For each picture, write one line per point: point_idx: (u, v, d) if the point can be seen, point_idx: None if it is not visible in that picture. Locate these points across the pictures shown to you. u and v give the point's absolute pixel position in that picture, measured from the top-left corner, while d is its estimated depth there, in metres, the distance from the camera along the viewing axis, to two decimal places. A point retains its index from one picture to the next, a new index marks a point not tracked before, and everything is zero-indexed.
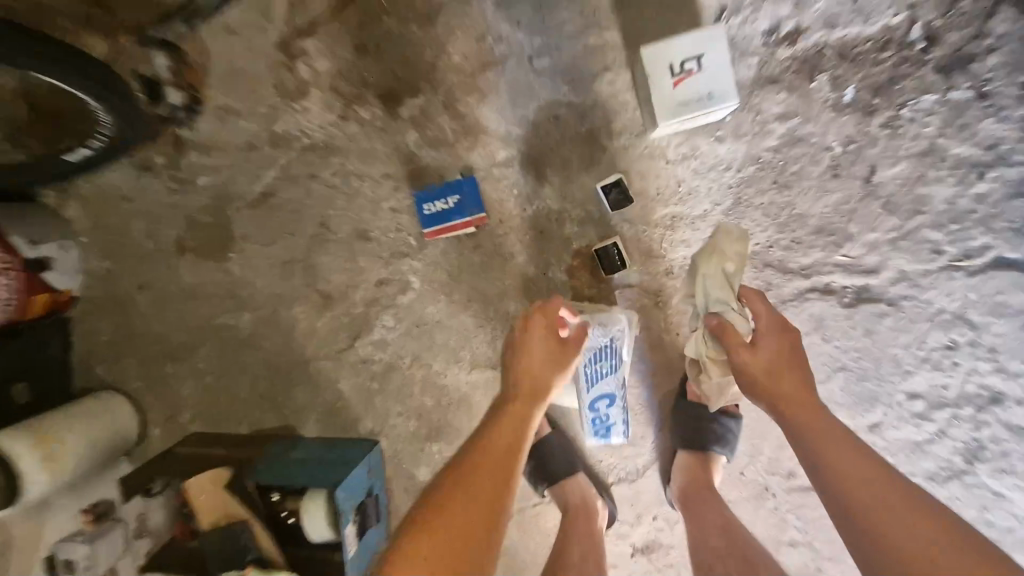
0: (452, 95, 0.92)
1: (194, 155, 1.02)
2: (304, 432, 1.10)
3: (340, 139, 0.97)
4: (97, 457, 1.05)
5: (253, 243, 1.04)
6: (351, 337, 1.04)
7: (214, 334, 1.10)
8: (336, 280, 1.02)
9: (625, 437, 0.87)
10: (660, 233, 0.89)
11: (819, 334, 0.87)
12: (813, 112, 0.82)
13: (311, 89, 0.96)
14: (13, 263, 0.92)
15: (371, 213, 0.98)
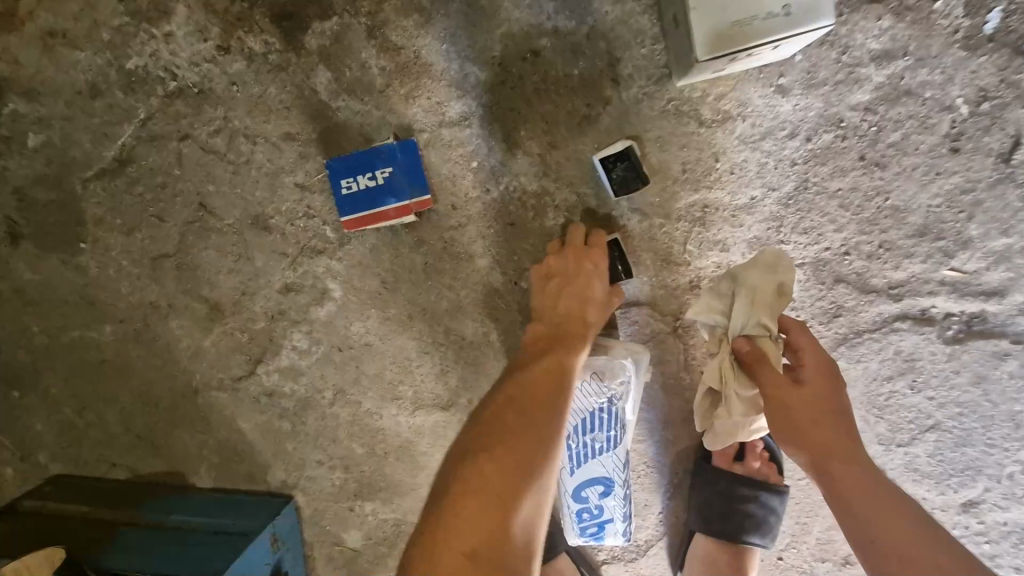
0: (381, 17, 0.62)
1: (15, 102, 0.71)
2: (196, 481, 0.83)
3: (223, 81, 0.66)
4: None
5: (109, 230, 0.74)
6: (250, 362, 0.75)
7: (68, 352, 0.81)
8: (226, 282, 0.73)
9: (624, 538, 0.64)
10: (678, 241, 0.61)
11: (907, 380, 0.61)
12: (929, 48, 0.54)
13: (175, 5, 0.65)
14: None
15: (270, 191, 0.68)
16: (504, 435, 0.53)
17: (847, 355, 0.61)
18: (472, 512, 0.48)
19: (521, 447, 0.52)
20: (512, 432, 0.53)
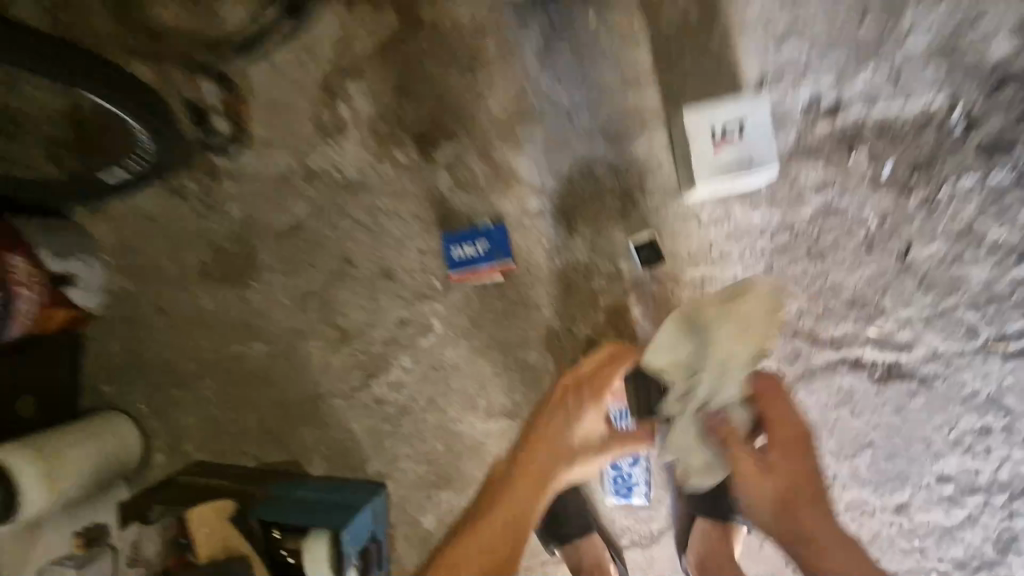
0: (488, 143, 0.93)
1: (227, 184, 1.03)
2: (308, 469, 1.07)
3: (374, 178, 0.97)
4: (94, 475, 1.05)
5: (274, 274, 1.03)
6: (365, 376, 1.02)
7: (227, 363, 1.08)
8: (356, 315, 1.01)
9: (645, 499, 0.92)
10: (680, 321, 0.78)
11: (848, 408, 0.84)
12: (849, 184, 0.81)
13: (348, 128, 0.97)
14: (37, 279, 0.97)
15: (397, 252, 0.98)
16: (518, 488, 0.85)
17: (805, 388, 0.85)
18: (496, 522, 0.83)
19: (529, 497, 0.83)
20: (523, 484, 0.84)
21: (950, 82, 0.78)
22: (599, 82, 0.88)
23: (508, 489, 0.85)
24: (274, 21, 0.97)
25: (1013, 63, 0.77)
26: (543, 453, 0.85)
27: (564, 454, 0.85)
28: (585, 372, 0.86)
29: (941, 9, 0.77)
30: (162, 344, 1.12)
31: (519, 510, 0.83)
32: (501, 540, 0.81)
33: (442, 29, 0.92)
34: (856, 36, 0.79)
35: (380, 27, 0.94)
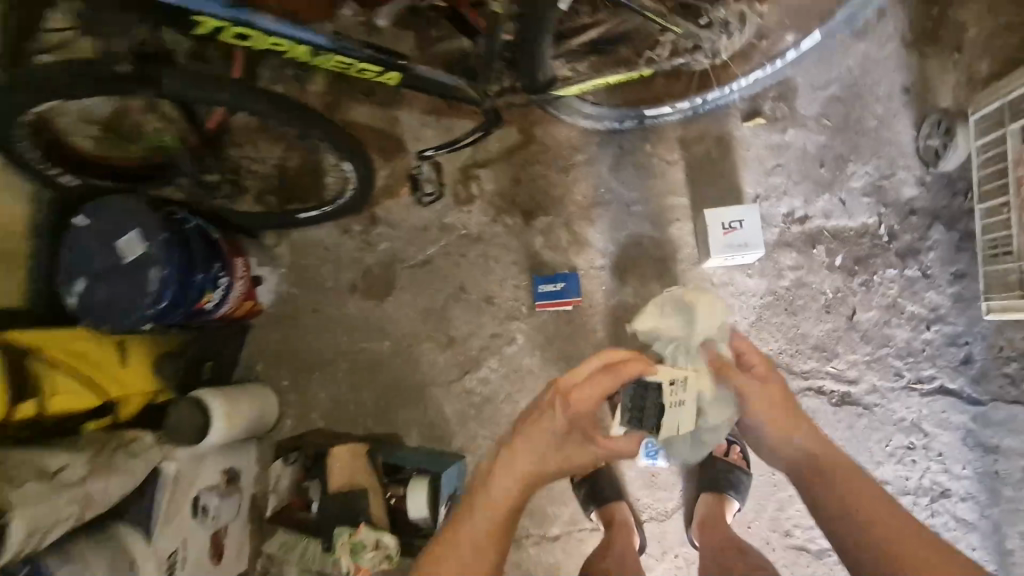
0: (570, 218, 1.37)
1: (382, 229, 1.47)
2: (406, 441, 1.41)
3: (488, 233, 1.40)
4: (247, 429, 1.41)
5: (406, 293, 1.45)
6: (462, 372, 1.40)
7: (357, 354, 1.47)
8: (462, 328, 1.41)
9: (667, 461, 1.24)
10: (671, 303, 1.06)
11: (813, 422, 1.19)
12: (814, 268, 1.22)
13: (475, 200, 1.41)
14: (245, 277, 1.40)
15: (497, 285, 1.39)
16: (504, 481, 0.87)
17: None
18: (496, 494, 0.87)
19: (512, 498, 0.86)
20: (503, 486, 0.86)
21: (877, 210, 1.21)
22: (650, 186, 1.33)
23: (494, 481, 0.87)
24: (434, 127, 1.46)
25: (918, 200, 1.20)
26: (521, 464, 0.87)
27: (547, 461, 0.88)
28: (582, 377, 0.91)
29: (871, 164, 1.22)
30: (309, 337, 1.51)
31: (502, 508, 0.86)
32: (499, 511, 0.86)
33: (546, 142, 1.38)
34: (817, 174, 1.24)
35: (505, 137, 1.38)
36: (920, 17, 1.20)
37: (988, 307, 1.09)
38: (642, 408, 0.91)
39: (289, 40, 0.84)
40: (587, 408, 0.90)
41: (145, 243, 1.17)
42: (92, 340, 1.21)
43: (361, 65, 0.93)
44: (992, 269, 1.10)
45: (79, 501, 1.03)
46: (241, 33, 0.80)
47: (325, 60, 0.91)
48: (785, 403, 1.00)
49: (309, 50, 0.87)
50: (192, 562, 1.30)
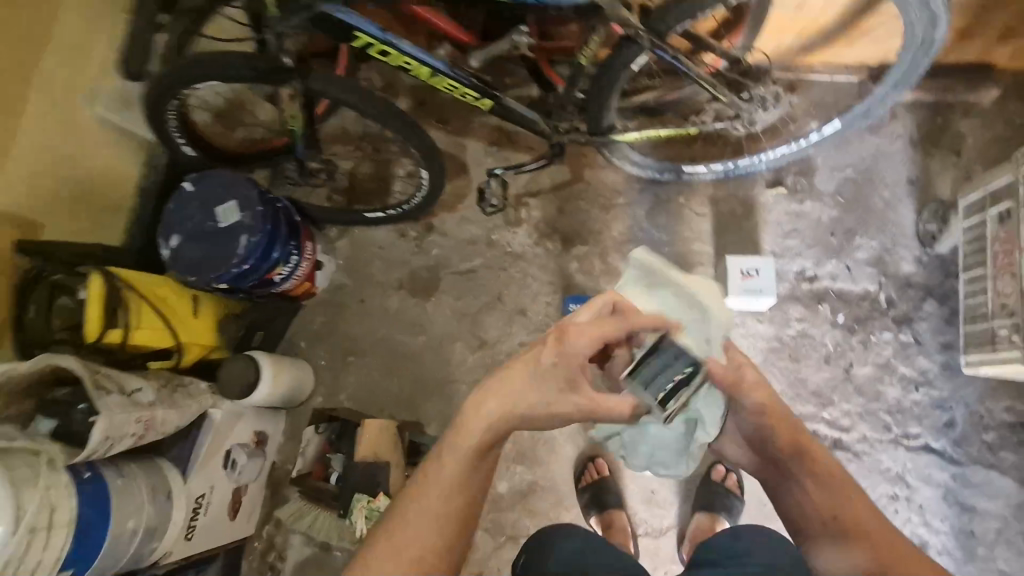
0: (605, 251, 1.54)
1: (436, 237, 1.62)
2: (426, 431, 1.52)
3: (530, 253, 1.57)
4: (284, 397, 1.51)
5: (448, 296, 1.59)
6: (488, 374, 1.53)
7: (392, 345, 1.59)
8: (494, 334, 1.55)
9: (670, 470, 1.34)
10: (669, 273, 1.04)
11: None
12: (818, 322, 1.37)
13: (523, 223, 1.58)
14: (310, 260, 1.55)
15: (532, 300, 1.55)
16: (480, 416, 0.89)
17: None
18: (472, 432, 0.88)
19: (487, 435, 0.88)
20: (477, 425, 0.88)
21: (879, 279, 1.37)
22: (679, 232, 1.50)
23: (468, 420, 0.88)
24: (495, 156, 1.62)
25: (915, 276, 1.36)
26: (495, 397, 0.89)
27: (523, 398, 0.90)
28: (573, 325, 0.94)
29: (876, 239, 1.39)
30: (351, 325, 1.63)
31: (473, 447, 0.88)
32: (473, 450, 0.88)
33: (593, 182, 1.57)
34: (828, 241, 1.41)
35: (557, 173, 1.58)
36: (926, 123, 1.41)
37: (967, 361, 1.19)
38: (659, 374, 0.91)
39: (417, 62, 1.06)
40: (579, 347, 0.93)
41: (241, 212, 1.35)
42: (175, 290, 1.36)
43: (464, 89, 1.14)
44: (969, 329, 1.21)
45: (143, 421, 1.14)
46: (384, 50, 1.02)
47: (437, 82, 1.12)
48: (771, 407, 0.98)
49: (429, 71, 1.08)
50: (214, 511, 1.39)
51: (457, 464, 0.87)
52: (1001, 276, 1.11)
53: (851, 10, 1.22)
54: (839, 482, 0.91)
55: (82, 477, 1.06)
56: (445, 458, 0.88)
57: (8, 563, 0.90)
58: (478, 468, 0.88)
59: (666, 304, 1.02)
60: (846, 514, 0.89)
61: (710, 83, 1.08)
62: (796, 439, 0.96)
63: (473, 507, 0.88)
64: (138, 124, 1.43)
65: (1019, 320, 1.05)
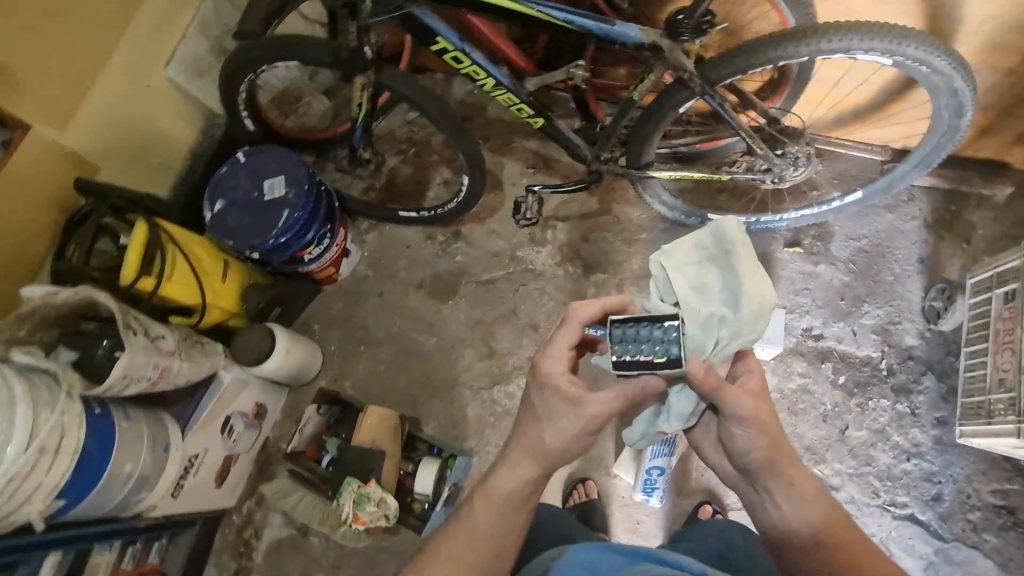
0: (623, 282, 1.59)
1: (462, 244, 1.68)
2: (423, 429, 1.54)
3: (550, 273, 1.62)
4: (290, 374, 1.54)
5: (465, 302, 1.64)
6: (493, 383, 1.56)
7: (403, 340, 1.63)
8: (504, 344, 1.59)
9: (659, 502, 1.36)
10: (723, 257, 0.75)
11: None
12: (819, 380, 1.41)
13: (548, 244, 1.64)
14: (339, 247, 1.60)
15: (545, 317, 1.59)
16: (513, 460, 0.83)
17: None
18: (505, 475, 0.82)
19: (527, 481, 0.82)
20: (516, 469, 0.82)
21: (882, 347, 1.42)
22: None
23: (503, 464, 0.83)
24: (531, 177, 1.69)
25: (917, 349, 1.41)
26: (529, 439, 0.83)
27: (556, 442, 0.81)
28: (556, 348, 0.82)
29: (883, 309, 1.44)
30: (367, 315, 1.67)
31: (512, 493, 0.82)
32: (509, 496, 0.82)
33: (620, 216, 1.63)
34: (837, 304, 1.46)
35: (587, 202, 1.65)
36: (940, 208, 1.49)
37: (961, 432, 1.23)
38: (637, 342, 0.73)
39: (486, 73, 1.20)
40: (556, 368, 0.81)
41: (287, 188, 1.41)
42: (209, 251, 1.41)
43: (522, 106, 1.27)
44: (965, 401, 1.25)
45: (159, 368, 1.17)
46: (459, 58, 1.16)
47: (501, 95, 1.26)
48: (756, 410, 0.81)
49: (494, 84, 1.23)
50: (202, 475, 1.38)
51: (496, 510, 0.81)
52: (1001, 352, 1.16)
53: (882, 93, 1.32)
54: (810, 498, 0.81)
55: (93, 412, 1.09)
56: (483, 505, 0.82)
57: (13, 477, 0.93)
58: (523, 515, 0.82)
59: (696, 290, 0.75)
60: (814, 530, 0.80)
61: (749, 134, 1.17)
62: (775, 447, 0.82)
63: (510, 561, 0.80)
64: (204, 93, 1.51)
65: (1016, 396, 1.09)
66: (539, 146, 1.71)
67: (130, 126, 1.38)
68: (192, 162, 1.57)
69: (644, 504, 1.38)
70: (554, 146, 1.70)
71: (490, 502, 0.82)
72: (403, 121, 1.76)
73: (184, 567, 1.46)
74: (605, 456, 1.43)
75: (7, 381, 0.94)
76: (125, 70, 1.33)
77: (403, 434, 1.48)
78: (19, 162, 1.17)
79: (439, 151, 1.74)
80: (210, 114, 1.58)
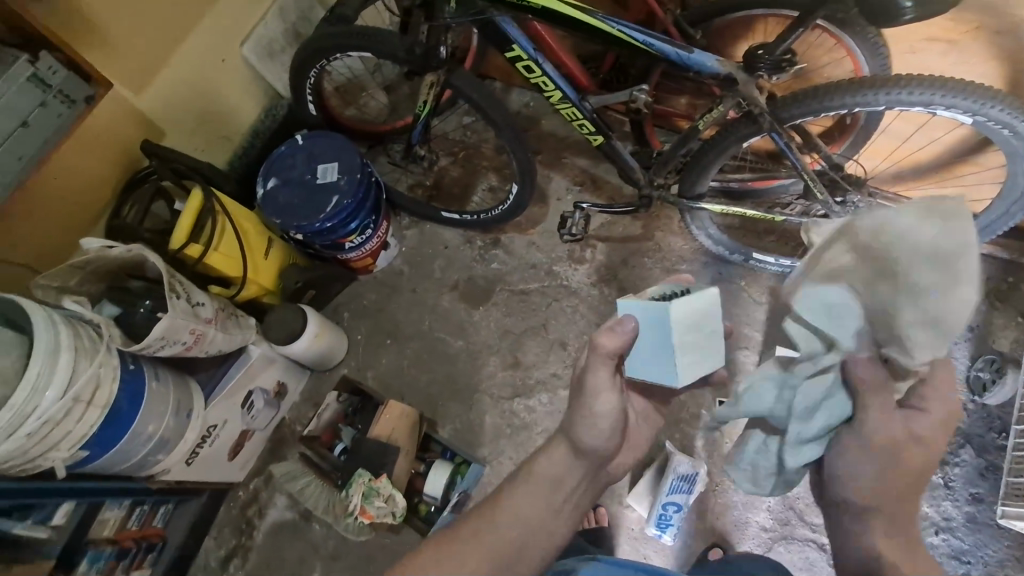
0: None
1: (499, 252, 1.68)
2: (439, 431, 1.54)
3: (585, 291, 1.61)
4: (315, 357, 1.54)
5: (496, 310, 1.63)
6: (513, 393, 1.55)
7: (430, 339, 1.64)
8: (530, 358, 1.57)
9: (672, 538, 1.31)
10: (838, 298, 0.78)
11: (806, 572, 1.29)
12: None
13: (586, 262, 1.63)
14: (380, 238, 1.61)
15: (574, 336, 1.57)
16: (547, 463, 0.89)
17: (784, 547, 1.31)
18: (536, 474, 0.88)
19: (559, 480, 0.88)
20: (546, 472, 0.88)
21: None
22: (734, 313, 1.53)
23: (538, 463, 0.89)
24: (577, 195, 1.69)
25: (957, 420, 1.36)
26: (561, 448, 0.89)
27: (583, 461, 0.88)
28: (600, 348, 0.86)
29: None
30: (398, 310, 1.68)
31: (543, 495, 0.87)
32: (542, 495, 0.87)
33: (662, 244, 1.61)
34: None
35: (630, 226, 1.64)
36: (996, 278, 1.44)
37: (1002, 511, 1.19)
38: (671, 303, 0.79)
39: (553, 85, 1.25)
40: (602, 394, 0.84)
41: (339, 174, 1.43)
42: (255, 226, 1.43)
43: (584, 121, 1.32)
44: (1008, 479, 1.21)
45: (196, 334, 1.19)
46: (530, 67, 1.22)
47: (564, 108, 1.31)
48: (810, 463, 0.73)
49: (560, 96, 1.28)
50: (219, 446, 1.39)
51: (531, 511, 0.86)
52: None
53: (950, 152, 1.29)
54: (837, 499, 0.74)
55: (127, 367, 1.11)
56: (514, 501, 0.87)
57: (48, 420, 0.95)
58: (553, 519, 0.87)
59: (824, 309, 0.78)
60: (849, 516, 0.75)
61: (812, 176, 1.16)
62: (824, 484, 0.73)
63: None
64: (272, 76, 1.56)
65: None
66: (590, 165, 1.71)
67: (200, 97, 1.42)
68: (251, 140, 1.61)
69: (656, 539, 1.35)
70: (603, 166, 1.70)
71: (523, 498, 0.87)
72: (458, 123, 1.78)
73: (185, 536, 1.46)
74: (619, 484, 1.40)
75: (54, 326, 0.97)
76: (203, 44, 1.38)
77: (420, 433, 1.48)
78: (94, 118, 1.21)
79: (489, 157, 1.75)
80: (275, 96, 1.62)
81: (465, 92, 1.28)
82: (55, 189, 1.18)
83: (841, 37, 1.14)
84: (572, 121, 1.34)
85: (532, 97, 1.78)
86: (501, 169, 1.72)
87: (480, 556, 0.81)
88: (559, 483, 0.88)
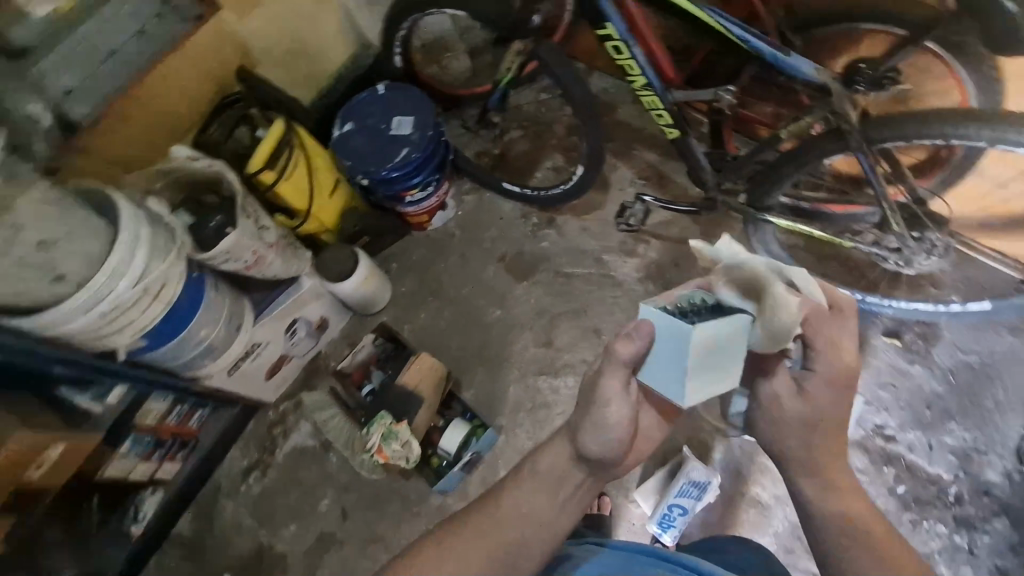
0: None
1: (552, 231, 1.69)
2: (462, 393, 1.58)
3: (629, 285, 1.60)
4: (359, 300, 1.60)
5: (538, 288, 1.65)
6: (540, 371, 1.57)
7: (470, 304, 1.67)
8: (563, 340, 1.59)
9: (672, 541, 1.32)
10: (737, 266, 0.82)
11: None
12: (876, 482, 1.33)
13: (636, 257, 1.62)
14: (439, 198, 1.65)
15: (610, 327, 1.57)
16: (548, 457, 0.93)
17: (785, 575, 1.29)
18: (533, 472, 0.92)
19: (562, 471, 0.91)
20: (549, 466, 0.92)
21: (956, 471, 1.31)
22: None
23: (542, 457, 0.93)
24: (639, 188, 1.67)
25: (996, 487, 1.29)
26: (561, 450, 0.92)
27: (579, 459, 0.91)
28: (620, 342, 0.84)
29: (970, 434, 1.33)
30: (444, 270, 1.72)
31: (549, 487, 0.91)
32: (544, 485, 0.91)
33: None
34: (921, 412, 1.36)
35: (688, 228, 1.61)
36: None
37: None
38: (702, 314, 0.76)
39: (638, 71, 1.24)
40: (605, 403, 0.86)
41: (412, 129, 1.47)
42: (326, 165, 1.49)
43: (662, 111, 1.30)
44: None
45: (256, 255, 1.26)
46: (618, 48, 1.21)
47: (644, 95, 1.29)
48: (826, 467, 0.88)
49: (643, 83, 1.26)
50: (259, 364, 1.48)
51: (536, 500, 0.90)
52: None
53: None
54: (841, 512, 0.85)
55: (192, 273, 1.19)
56: (518, 496, 0.91)
57: (119, 305, 1.03)
58: (559, 515, 0.90)
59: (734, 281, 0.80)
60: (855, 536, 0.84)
61: (891, 206, 1.11)
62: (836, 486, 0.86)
63: None
64: (366, 24, 1.60)
65: None
66: (659, 160, 1.68)
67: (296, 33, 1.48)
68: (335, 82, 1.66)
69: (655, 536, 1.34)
70: (672, 164, 1.67)
71: (524, 493, 0.91)
72: (535, 98, 1.78)
73: (215, 441, 1.57)
74: (628, 478, 1.41)
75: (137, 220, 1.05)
76: None
77: (445, 391, 1.53)
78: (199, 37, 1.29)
79: (559, 137, 1.75)
80: (364, 43, 1.66)
81: (549, 65, 1.28)
82: (154, 98, 1.27)
83: (952, 64, 1.09)
84: (650, 110, 1.32)
85: (613, 84, 1.76)
86: (569, 150, 1.72)
87: (482, 552, 0.86)
88: (562, 478, 0.91)
